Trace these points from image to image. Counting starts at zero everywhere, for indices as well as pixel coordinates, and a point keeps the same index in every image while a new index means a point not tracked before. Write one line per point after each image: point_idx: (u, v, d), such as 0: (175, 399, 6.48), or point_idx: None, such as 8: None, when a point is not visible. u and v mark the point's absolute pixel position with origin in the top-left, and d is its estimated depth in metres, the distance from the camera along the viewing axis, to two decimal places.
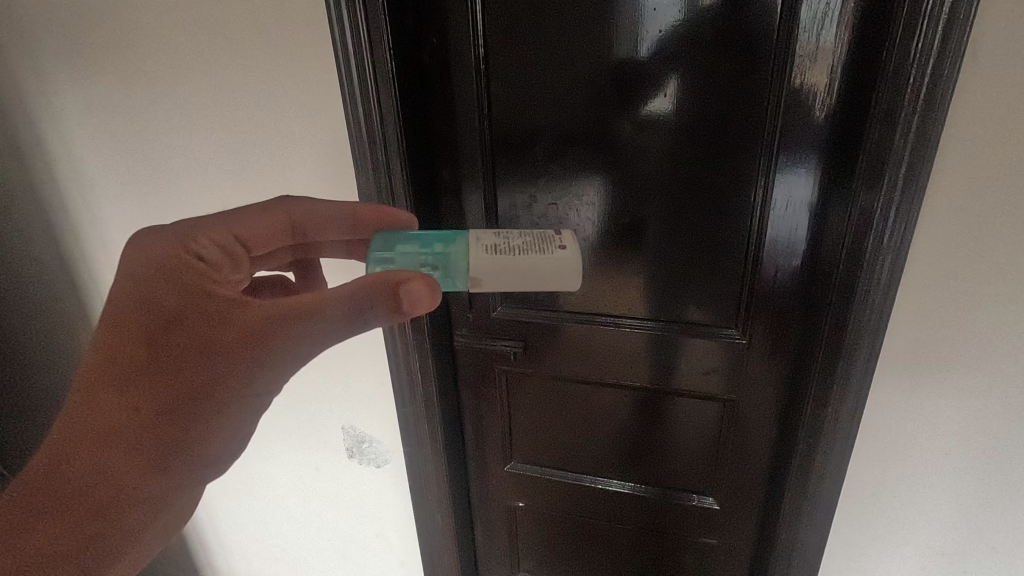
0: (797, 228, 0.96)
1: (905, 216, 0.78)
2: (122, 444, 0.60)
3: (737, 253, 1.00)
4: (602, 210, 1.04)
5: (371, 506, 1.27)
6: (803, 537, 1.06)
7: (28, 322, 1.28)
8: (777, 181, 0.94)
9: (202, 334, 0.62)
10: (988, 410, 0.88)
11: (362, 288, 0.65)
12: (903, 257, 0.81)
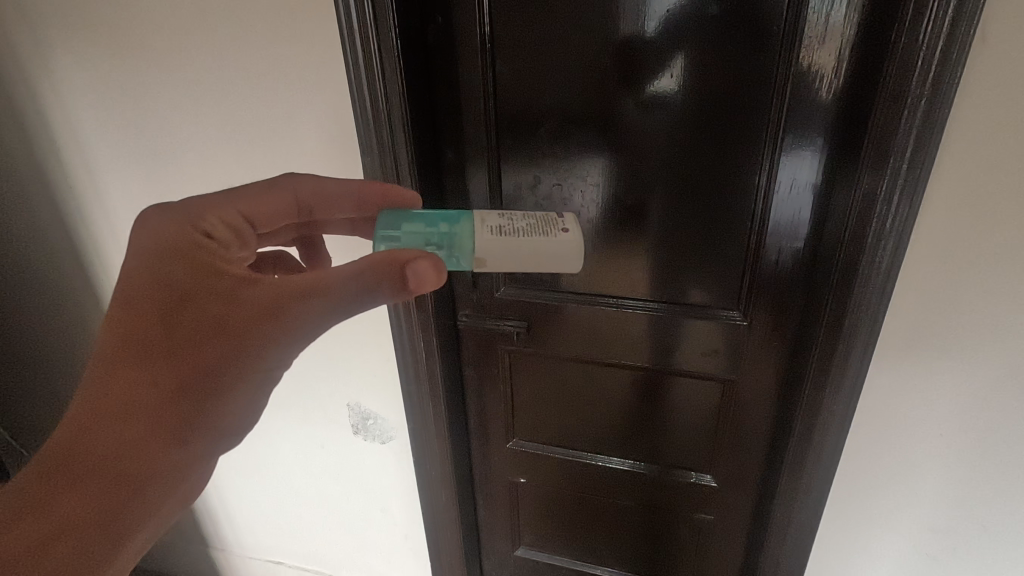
0: (801, 210, 0.95)
1: (908, 202, 0.79)
2: (140, 416, 0.59)
3: (740, 236, 1.00)
4: (607, 193, 1.03)
5: (376, 479, 1.32)
6: (798, 513, 1.08)
7: (45, 298, 1.32)
8: (782, 163, 0.93)
9: (212, 312, 0.61)
10: (985, 391, 0.90)
11: (368, 268, 0.63)
12: (904, 241, 0.81)
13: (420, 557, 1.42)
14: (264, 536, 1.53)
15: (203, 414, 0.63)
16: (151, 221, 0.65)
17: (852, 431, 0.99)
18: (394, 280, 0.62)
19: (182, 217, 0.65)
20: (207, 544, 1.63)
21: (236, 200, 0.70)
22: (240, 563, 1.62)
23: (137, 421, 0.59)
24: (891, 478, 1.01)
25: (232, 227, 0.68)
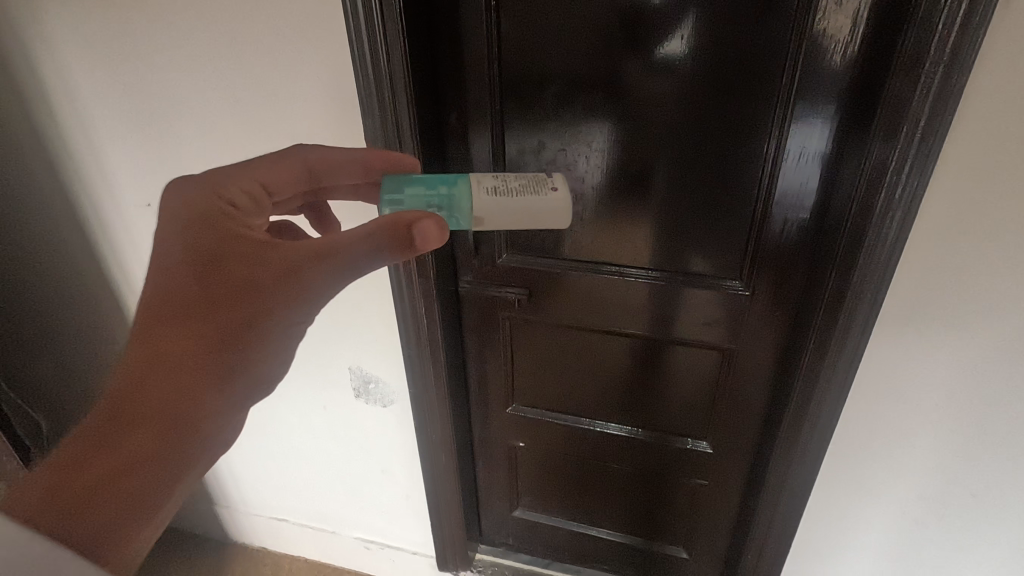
0: (809, 181, 0.94)
1: (919, 175, 0.77)
2: (177, 368, 0.60)
3: (746, 205, 0.99)
4: (611, 160, 1.01)
5: (378, 441, 1.34)
6: (792, 479, 1.11)
7: (39, 261, 1.31)
8: (792, 131, 0.91)
9: (235, 272, 0.62)
10: (981, 364, 0.90)
11: (379, 229, 0.62)
12: (912, 213, 0.80)
13: (421, 516, 1.45)
14: (269, 494, 1.57)
15: (234, 368, 0.63)
16: (179, 192, 0.67)
17: (848, 401, 1.01)
18: (402, 238, 0.62)
19: (207, 186, 0.66)
20: (213, 502, 1.67)
21: (253, 171, 0.70)
22: (245, 520, 1.66)
23: (175, 373, 0.59)
24: (884, 446, 1.04)
25: (251, 194, 0.69)
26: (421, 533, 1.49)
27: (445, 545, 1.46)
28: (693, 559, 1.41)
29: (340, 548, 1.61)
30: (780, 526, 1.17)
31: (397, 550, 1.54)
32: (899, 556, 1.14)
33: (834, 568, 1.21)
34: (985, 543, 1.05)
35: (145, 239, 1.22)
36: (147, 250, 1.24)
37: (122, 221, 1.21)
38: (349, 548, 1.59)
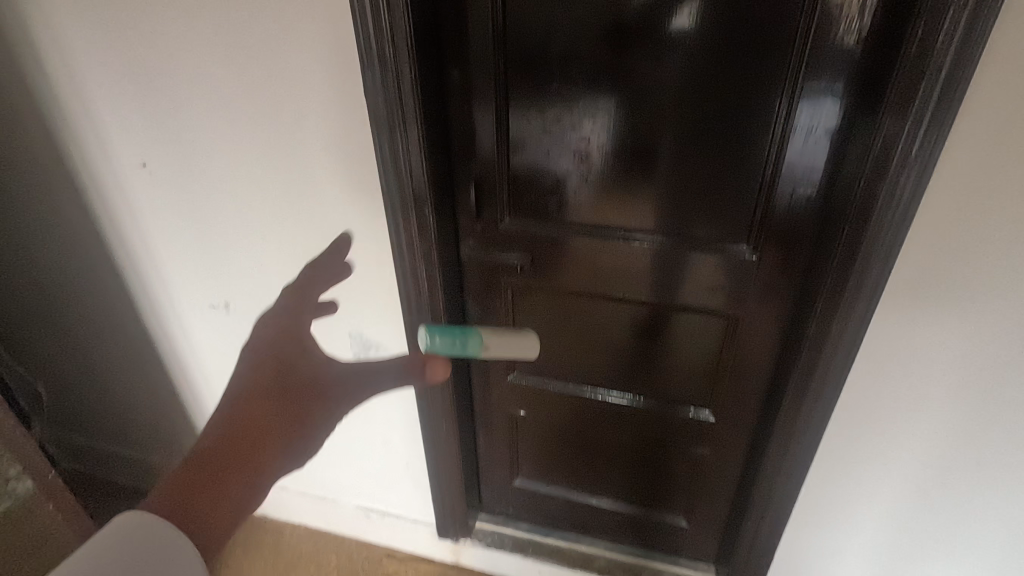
0: (818, 157, 0.93)
1: (931, 146, 0.77)
2: (258, 439, 0.65)
3: (753, 180, 0.98)
4: (617, 131, 0.99)
5: (379, 407, 1.34)
6: (795, 447, 1.10)
7: (36, 223, 1.29)
8: (801, 108, 0.90)
9: (302, 380, 0.69)
10: (993, 330, 0.89)
11: (403, 363, 0.73)
12: (922, 186, 0.80)
13: (421, 483, 1.46)
14: None
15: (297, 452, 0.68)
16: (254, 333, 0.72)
17: (854, 367, 0.99)
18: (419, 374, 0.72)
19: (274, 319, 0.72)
20: None
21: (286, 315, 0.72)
22: None
23: (251, 453, 0.64)
24: (888, 414, 1.02)
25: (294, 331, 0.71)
26: (421, 500, 1.50)
27: (445, 512, 1.47)
28: (692, 528, 1.42)
29: (340, 516, 1.61)
30: (780, 495, 1.17)
31: (397, 517, 1.55)
32: (899, 524, 1.14)
33: (834, 537, 1.21)
34: (984, 507, 1.06)
35: (139, 204, 1.18)
36: (142, 217, 1.20)
37: (116, 184, 1.17)
38: (349, 516, 1.60)
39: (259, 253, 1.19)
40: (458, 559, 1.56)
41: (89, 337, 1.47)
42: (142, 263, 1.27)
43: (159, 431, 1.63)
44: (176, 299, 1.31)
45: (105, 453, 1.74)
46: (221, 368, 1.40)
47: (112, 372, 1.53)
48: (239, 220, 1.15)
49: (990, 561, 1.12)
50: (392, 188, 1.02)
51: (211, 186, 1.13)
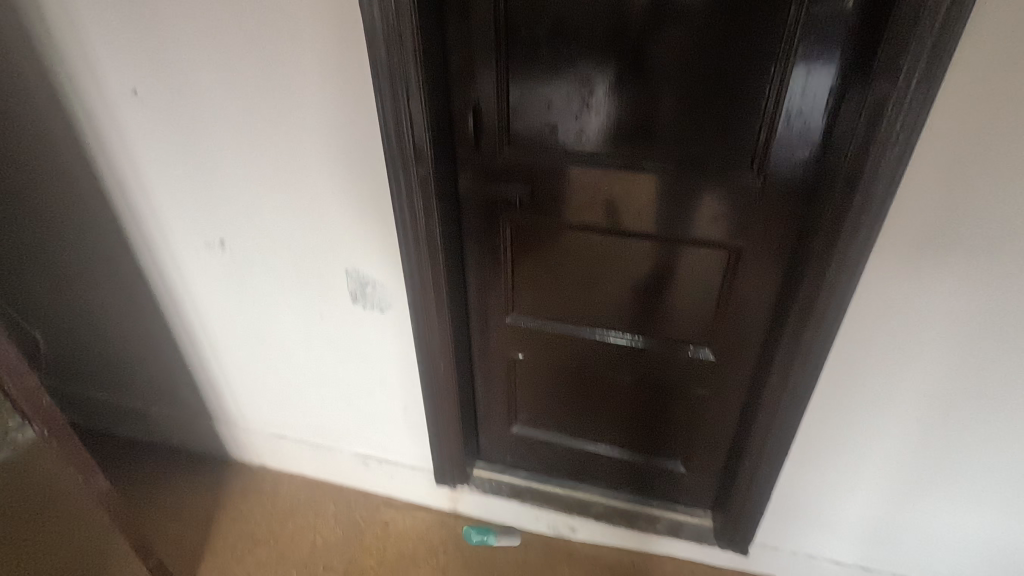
0: (813, 119, 0.93)
1: (922, 101, 0.78)
2: None
3: (749, 138, 0.98)
4: (615, 84, 0.99)
5: (377, 349, 1.33)
6: (797, 381, 1.07)
7: (25, 160, 1.26)
8: (797, 70, 0.90)
9: None
10: (1001, 251, 0.87)
11: None
12: (910, 148, 0.82)
13: (419, 428, 1.46)
14: (267, 408, 1.58)
15: None
16: None
17: (858, 295, 0.97)
18: None
19: None
20: (212, 417, 1.67)
21: None
22: (243, 436, 1.67)
23: None
24: (892, 346, 1.01)
25: None
26: (419, 446, 1.50)
27: (442, 458, 1.47)
28: (690, 474, 1.41)
29: (338, 464, 1.61)
30: (779, 436, 1.15)
31: (395, 465, 1.55)
32: (898, 463, 1.13)
33: (833, 479, 1.20)
34: (984, 442, 1.05)
35: (133, 133, 1.16)
36: (137, 147, 1.18)
37: (108, 113, 1.15)
38: (347, 464, 1.60)
39: (253, 186, 1.16)
40: (455, 506, 1.57)
41: (82, 282, 1.45)
42: (137, 199, 1.26)
43: (155, 379, 1.62)
44: (171, 237, 1.29)
45: (102, 402, 1.73)
46: (217, 310, 1.39)
47: (107, 317, 1.51)
48: (233, 150, 1.13)
49: (988, 498, 1.11)
50: (389, 112, 0.99)
51: (204, 114, 1.10)
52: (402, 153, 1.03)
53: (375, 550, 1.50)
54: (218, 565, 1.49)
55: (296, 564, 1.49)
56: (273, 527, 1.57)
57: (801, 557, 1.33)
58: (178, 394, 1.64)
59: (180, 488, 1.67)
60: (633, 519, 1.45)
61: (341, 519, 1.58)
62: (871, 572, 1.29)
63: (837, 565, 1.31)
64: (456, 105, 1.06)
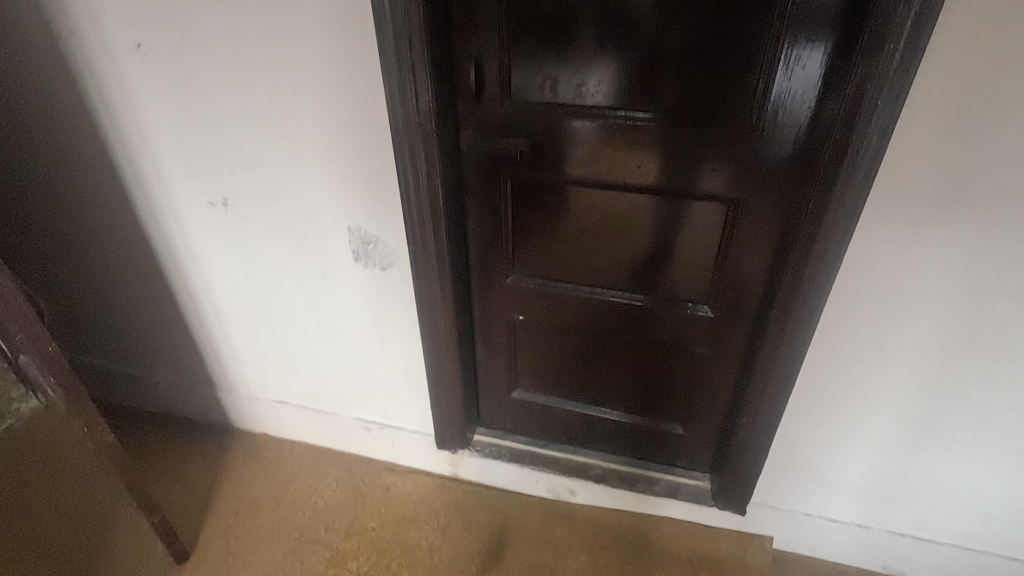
0: (806, 93, 0.94)
1: (906, 70, 0.80)
2: None
3: (741, 111, 0.99)
4: (610, 57, 1.00)
5: (379, 309, 1.35)
6: (792, 336, 1.07)
7: (29, 119, 1.27)
8: (789, 47, 0.91)
9: None
10: (1000, 200, 0.87)
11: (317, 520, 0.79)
12: (894, 120, 0.84)
13: (420, 391, 1.48)
14: (270, 373, 1.59)
15: None
16: None
17: (854, 246, 0.97)
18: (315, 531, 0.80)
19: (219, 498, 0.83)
20: (215, 384, 1.69)
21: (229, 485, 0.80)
22: (245, 402, 1.68)
23: None
24: (890, 299, 1.01)
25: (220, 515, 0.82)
26: (420, 409, 1.52)
27: (443, 421, 1.49)
28: (688, 437, 1.43)
29: (340, 429, 1.63)
30: (776, 392, 1.16)
31: (396, 429, 1.57)
32: (896, 419, 1.14)
33: (830, 436, 1.21)
34: (981, 396, 1.06)
35: (138, 89, 1.17)
36: (141, 104, 1.19)
37: (112, 68, 1.16)
38: (349, 429, 1.62)
39: (255, 143, 1.17)
40: (456, 471, 1.59)
41: (86, 245, 1.46)
42: (142, 158, 1.27)
43: (158, 345, 1.63)
44: (176, 197, 1.31)
45: (105, 370, 1.74)
46: (221, 271, 1.41)
47: (109, 282, 1.52)
48: (235, 107, 1.13)
49: (985, 453, 1.12)
50: (390, 63, 0.99)
51: (207, 70, 1.10)
52: (403, 105, 1.03)
53: (377, 512, 1.52)
54: (220, 526, 1.50)
55: (297, 526, 1.49)
56: (275, 490, 1.58)
57: (798, 516, 1.35)
58: (180, 361, 1.65)
59: (184, 452, 1.68)
60: (632, 481, 1.47)
61: (342, 483, 1.59)
62: (866, 529, 1.31)
63: (833, 523, 1.33)
64: (459, 59, 1.07)
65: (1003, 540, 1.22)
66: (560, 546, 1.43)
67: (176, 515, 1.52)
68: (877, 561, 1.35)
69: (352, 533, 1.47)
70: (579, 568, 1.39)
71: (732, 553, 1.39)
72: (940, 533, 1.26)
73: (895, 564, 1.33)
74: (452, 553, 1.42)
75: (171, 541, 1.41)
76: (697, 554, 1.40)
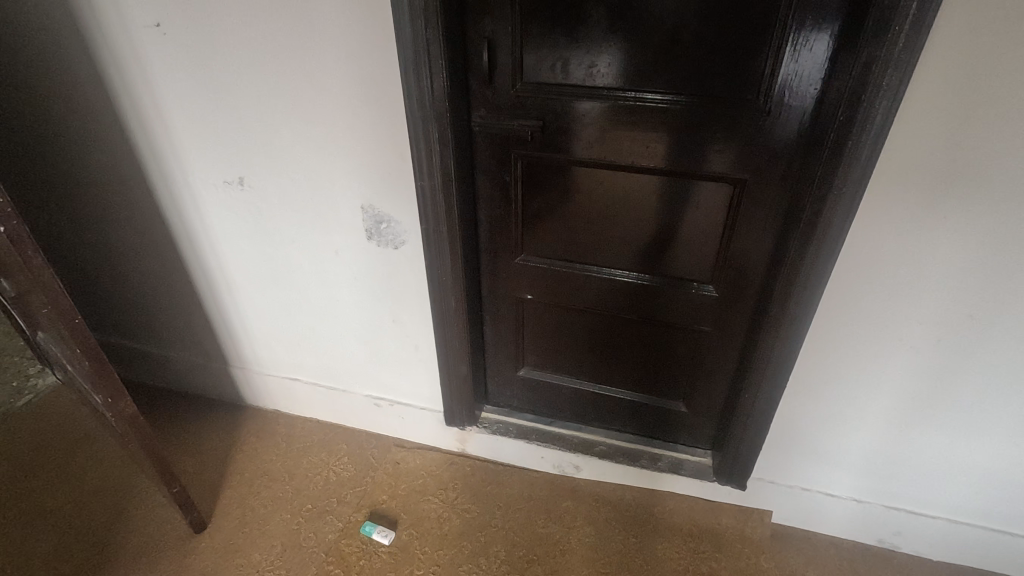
0: (813, 75, 0.95)
1: (910, 51, 0.81)
2: None
3: (748, 93, 1.01)
4: (620, 39, 1.02)
5: (390, 287, 1.38)
6: (794, 314, 1.10)
7: (51, 100, 1.30)
8: (797, 30, 0.92)
9: None
10: (1000, 180, 0.89)
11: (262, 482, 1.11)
12: (897, 104, 0.86)
13: (429, 368, 1.52)
14: (282, 351, 1.64)
15: None
16: None
17: (856, 224, 1.00)
18: None
19: None
20: (227, 362, 1.73)
21: None
22: (258, 381, 1.73)
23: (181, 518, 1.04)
24: (892, 277, 1.03)
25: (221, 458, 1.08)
26: (429, 387, 1.56)
27: (452, 398, 1.53)
28: (691, 414, 1.47)
29: (351, 406, 1.68)
30: (777, 369, 1.19)
31: (406, 406, 1.62)
32: (894, 395, 1.18)
33: (829, 413, 1.25)
34: (976, 373, 1.09)
35: (156, 69, 1.19)
36: (159, 83, 1.21)
37: (132, 47, 1.18)
38: (359, 406, 1.67)
39: (271, 123, 1.20)
40: (464, 448, 1.64)
41: (104, 224, 1.50)
42: (160, 137, 1.30)
43: (173, 323, 1.68)
44: (192, 175, 1.34)
45: (121, 347, 1.79)
46: (237, 250, 1.45)
47: (126, 261, 1.56)
48: (252, 86, 1.16)
49: (980, 429, 1.16)
50: (406, 42, 1.01)
51: (225, 51, 1.13)
52: (418, 84, 1.05)
53: (387, 486, 1.56)
54: (235, 497, 1.54)
55: (310, 499, 1.53)
56: (288, 464, 1.62)
57: (797, 491, 1.39)
58: (195, 339, 1.70)
59: (198, 428, 1.73)
60: (635, 457, 1.51)
61: (353, 458, 1.64)
62: (863, 504, 1.35)
63: (832, 498, 1.37)
64: (471, 38, 1.09)
65: (994, 514, 1.27)
66: (565, 519, 1.47)
67: (191, 485, 1.56)
68: (872, 535, 1.39)
69: (364, 505, 1.51)
70: (585, 539, 1.42)
71: (732, 527, 1.43)
72: (934, 508, 1.31)
73: (890, 538, 1.38)
74: (461, 525, 1.46)
75: (189, 512, 1.41)
76: (698, 526, 1.44)
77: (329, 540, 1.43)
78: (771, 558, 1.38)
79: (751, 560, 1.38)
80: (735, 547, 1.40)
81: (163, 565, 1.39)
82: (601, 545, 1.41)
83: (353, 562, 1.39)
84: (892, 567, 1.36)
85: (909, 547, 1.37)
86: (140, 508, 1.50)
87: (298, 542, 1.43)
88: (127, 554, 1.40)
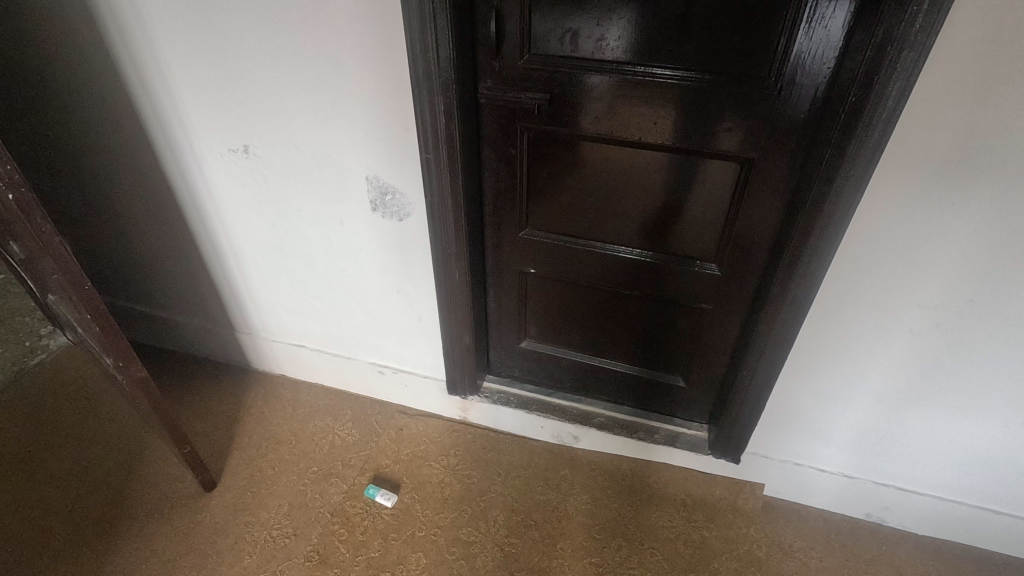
0: (826, 54, 0.93)
1: (927, 32, 0.79)
2: None
3: (759, 70, 0.99)
4: (630, 10, 1.00)
5: (394, 256, 1.39)
6: (793, 294, 1.11)
7: (53, 64, 1.28)
8: (813, 5, 0.90)
9: None
10: (1008, 169, 0.88)
11: None
12: (909, 88, 0.84)
13: (432, 338, 1.54)
14: (287, 318, 1.67)
15: None
16: None
17: (862, 206, 0.99)
18: None
19: None
20: (234, 328, 1.76)
21: None
22: (264, 346, 1.77)
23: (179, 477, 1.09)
24: (896, 262, 1.03)
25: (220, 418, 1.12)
26: (432, 355, 1.59)
27: (454, 367, 1.56)
28: (688, 389, 1.49)
29: (354, 372, 1.72)
30: (776, 347, 1.20)
31: (409, 374, 1.65)
32: (890, 377, 1.19)
33: (825, 392, 1.27)
34: (972, 357, 1.11)
35: (158, 33, 1.18)
36: (161, 47, 1.20)
37: (133, 10, 1.16)
38: (364, 373, 1.71)
39: (275, 90, 1.18)
40: (465, 416, 1.68)
41: (110, 189, 1.50)
42: (163, 103, 1.29)
43: (180, 288, 1.70)
44: (196, 141, 1.34)
45: (131, 311, 1.83)
46: (242, 217, 1.46)
47: (134, 227, 1.57)
48: (255, 53, 1.14)
49: (975, 412, 1.18)
50: (412, 10, 0.99)
51: (226, 16, 1.11)
52: (423, 54, 1.03)
53: (390, 451, 1.61)
54: (243, 458, 1.58)
55: (315, 461, 1.58)
56: (294, 428, 1.67)
57: (789, 466, 1.43)
58: (202, 304, 1.73)
59: (206, 391, 1.77)
60: (633, 430, 1.54)
61: (357, 424, 1.68)
62: (853, 479, 1.39)
63: (822, 473, 1.41)
64: (479, 7, 1.06)
65: (982, 493, 1.30)
66: (563, 486, 1.52)
67: (200, 446, 1.61)
68: (861, 509, 1.43)
69: (367, 468, 1.56)
70: (583, 507, 1.47)
71: (725, 498, 1.48)
72: (923, 485, 1.34)
73: (878, 512, 1.42)
74: (462, 489, 1.51)
75: (200, 471, 1.46)
76: (691, 497, 1.49)
77: (334, 502, 1.48)
78: (760, 528, 1.42)
79: (742, 529, 1.42)
80: (726, 517, 1.44)
81: (175, 520, 1.44)
82: (596, 512, 1.46)
83: (356, 522, 1.44)
84: (877, 540, 1.40)
85: (895, 521, 1.42)
86: (151, 466, 1.56)
87: (305, 502, 1.48)
88: (141, 509, 1.46)
